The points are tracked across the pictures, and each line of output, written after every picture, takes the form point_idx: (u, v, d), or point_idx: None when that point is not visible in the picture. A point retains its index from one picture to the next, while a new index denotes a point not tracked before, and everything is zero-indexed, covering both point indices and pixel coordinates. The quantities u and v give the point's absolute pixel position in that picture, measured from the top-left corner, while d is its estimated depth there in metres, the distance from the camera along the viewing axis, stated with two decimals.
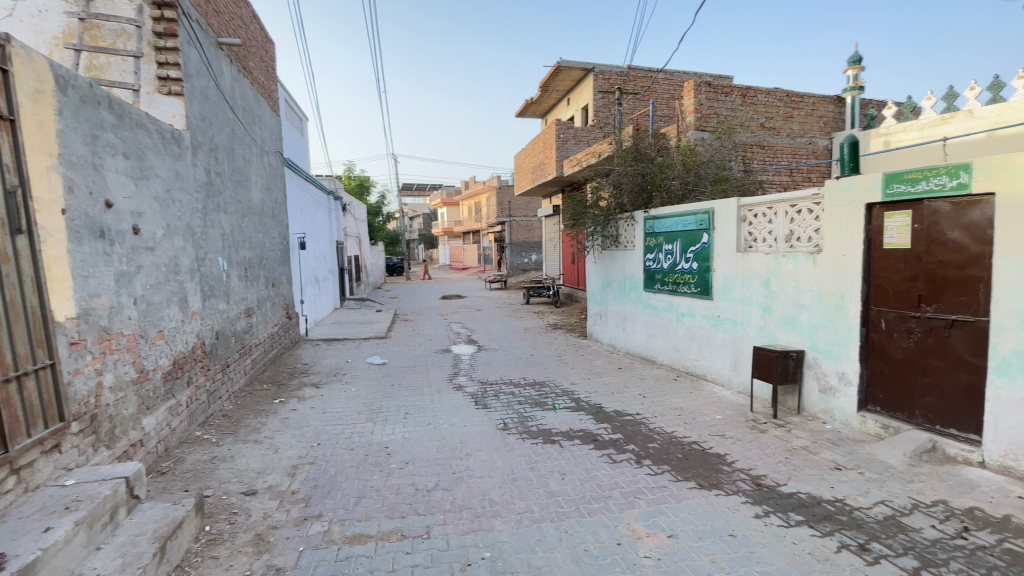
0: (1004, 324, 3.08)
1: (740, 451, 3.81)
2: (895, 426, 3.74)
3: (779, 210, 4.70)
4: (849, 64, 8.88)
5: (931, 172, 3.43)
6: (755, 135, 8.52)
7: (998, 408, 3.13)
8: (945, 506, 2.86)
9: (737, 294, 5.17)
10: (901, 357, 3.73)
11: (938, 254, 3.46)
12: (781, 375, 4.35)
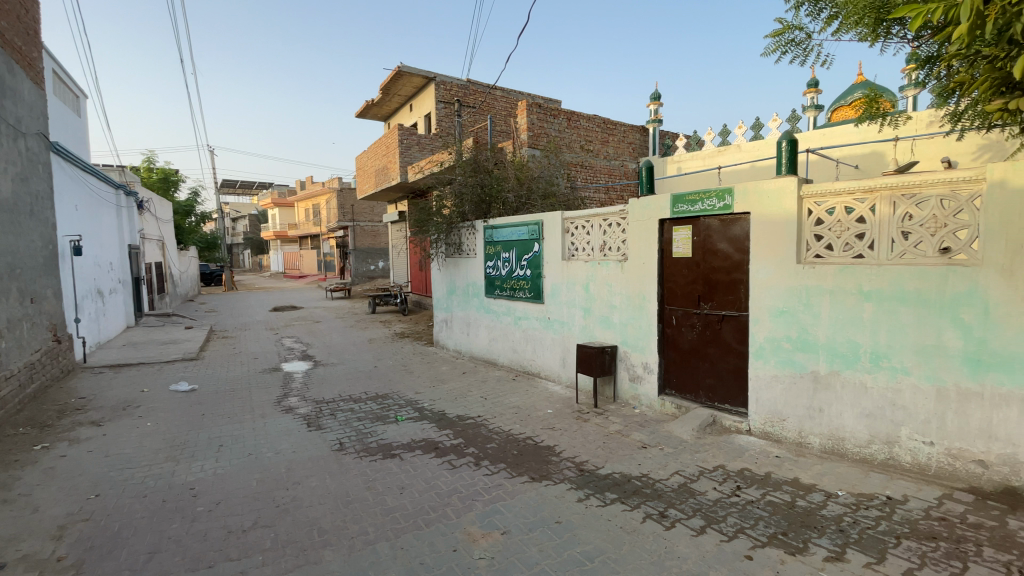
0: (759, 317, 3.88)
1: (567, 441, 4.17)
2: (686, 405, 4.46)
3: (594, 224, 5.28)
4: (651, 100, 10.47)
5: (705, 195, 4.20)
6: (578, 155, 9.48)
7: (758, 384, 3.93)
8: (721, 469, 3.49)
9: (563, 298, 5.66)
10: (689, 347, 4.46)
11: (711, 262, 4.24)
12: (600, 369, 4.88)
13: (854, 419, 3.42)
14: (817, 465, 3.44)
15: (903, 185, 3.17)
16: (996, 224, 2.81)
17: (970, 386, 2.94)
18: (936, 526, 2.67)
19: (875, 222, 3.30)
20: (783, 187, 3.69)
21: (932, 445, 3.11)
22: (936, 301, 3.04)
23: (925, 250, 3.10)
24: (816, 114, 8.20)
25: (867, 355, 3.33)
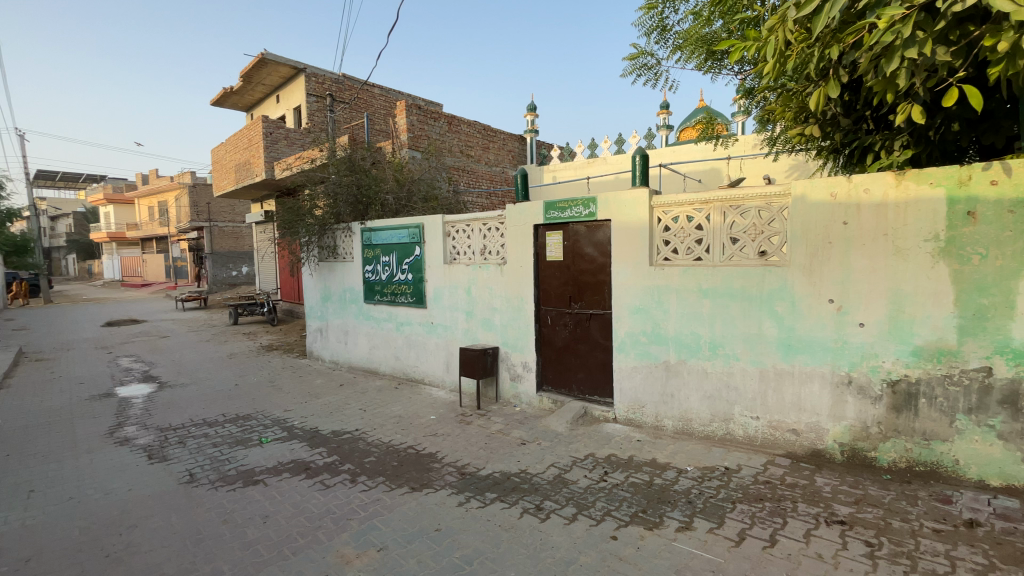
0: (621, 314, 4.24)
1: (449, 446, 4.15)
2: (561, 400, 4.71)
3: (475, 228, 5.34)
4: (527, 110, 10.91)
5: (572, 203, 4.48)
6: (460, 159, 9.51)
7: (621, 375, 4.29)
8: (591, 457, 3.75)
9: (445, 302, 5.63)
10: (563, 345, 4.72)
11: (580, 264, 4.53)
12: (482, 371, 4.94)
13: (699, 402, 3.90)
14: (671, 444, 3.86)
15: (730, 198, 3.68)
16: (798, 232, 3.38)
17: (783, 367, 3.52)
18: (761, 488, 3.14)
19: (710, 229, 3.79)
20: (638, 197, 4.07)
21: (758, 419, 3.65)
22: (756, 297, 3.58)
23: (747, 254, 3.64)
24: (668, 133, 9.20)
25: (706, 345, 3.82)
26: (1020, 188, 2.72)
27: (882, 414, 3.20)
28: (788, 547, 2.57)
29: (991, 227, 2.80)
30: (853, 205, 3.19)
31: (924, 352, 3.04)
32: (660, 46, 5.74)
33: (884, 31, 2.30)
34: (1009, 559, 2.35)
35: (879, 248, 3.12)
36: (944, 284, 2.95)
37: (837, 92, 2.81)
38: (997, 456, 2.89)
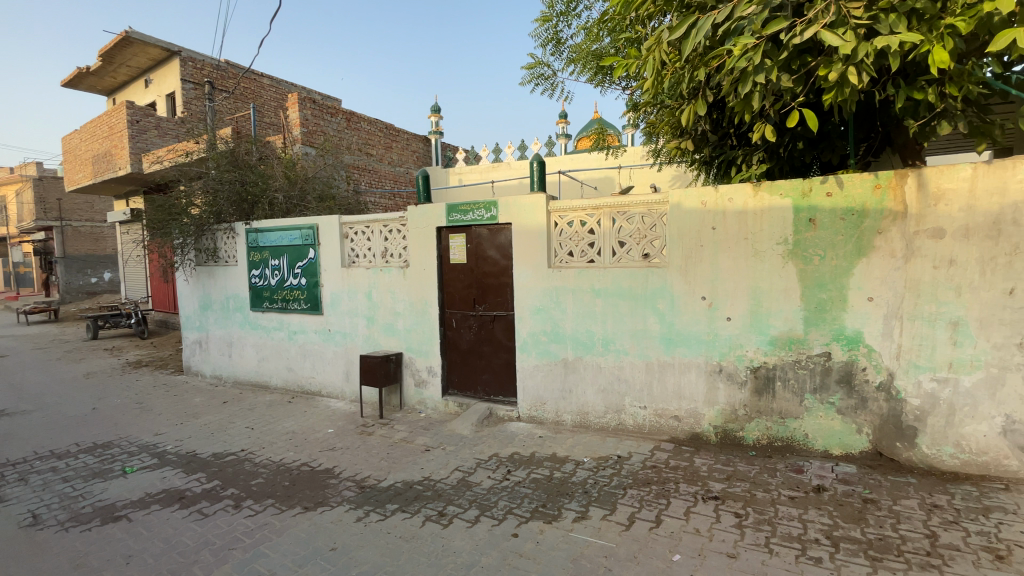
0: (523, 315, 4.34)
1: (348, 459, 3.96)
2: (466, 403, 4.71)
3: (374, 229, 5.16)
4: (431, 111, 10.79)
5: (474, 206, 4.50)
6: (361, 158, 9.12)
7: (523, 374, 4.39)
8: (494, 457, 3.79)
9: (344, 308, 5.37)
10: (467, 347, 4.72)
11: (483, 267, 4.56)
12: (384, 378, 4.79)
13: (594, 395, 4.11)
14: (571, 438, 4.03)
15: (618, 204, 3.93)
16: (676, 236, 3.70)
17: (666, 359, 3.83)
18: (649, 473, 3.39)
19: (601, 233, 4.02)
20: (536, 202, 4.19)
21: (646, 409, 3.93)
22: (642, 295, 3.86)
23: (634, 256, 3.91)
24: (567, 141, 9.62)
25: (600, 341, 4.05)
26: (847, 199, 3.21)
27: (748, 398, 3.60)
28: (671, 525, 2.80)
29: (827, 233, 3.28)
30: (720, 212, 3.56)
31: (779, 341, 3.47)
32: (555, 58, 5.98)
33: (741, 57, 2.59)
34: (845, 516, 2.76)
35: (741, 251, 3.52)
36: (792, 282, 3.40)
37: (706, 110, 3.10)
38: (836, 428, 3.38)
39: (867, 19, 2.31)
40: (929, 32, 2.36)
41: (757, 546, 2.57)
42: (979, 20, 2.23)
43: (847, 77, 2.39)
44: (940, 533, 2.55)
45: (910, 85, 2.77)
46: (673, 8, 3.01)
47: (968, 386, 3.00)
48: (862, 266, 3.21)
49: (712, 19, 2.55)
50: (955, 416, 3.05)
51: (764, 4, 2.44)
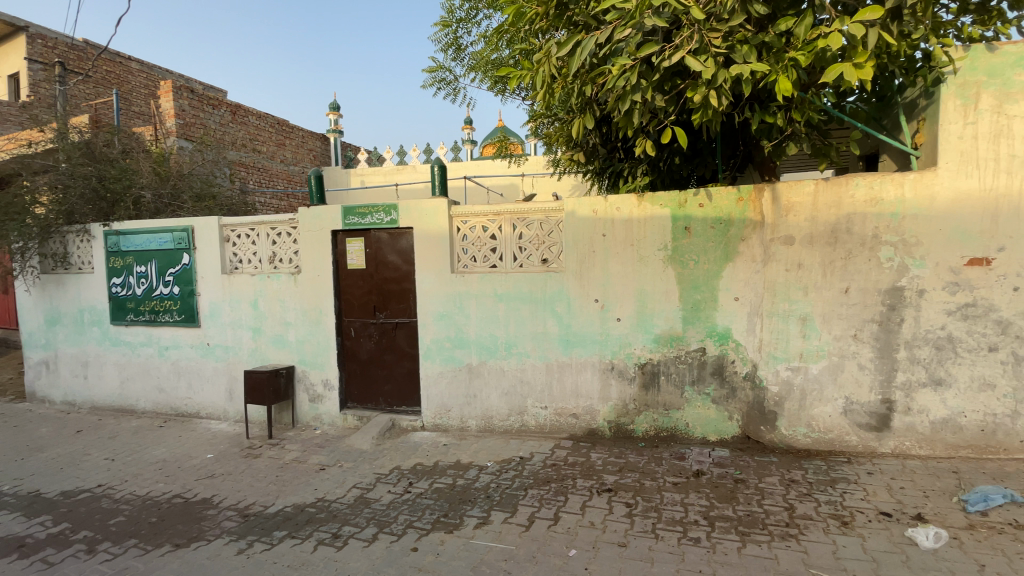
0: (426, 321, 4.25)
1: (230, 486, 3.61)
2: (366, 415, 4.52)
3: (260, 232, 4.77)
4: (329, 109, 10.25)
5: (372, 209, 4.33)
6: (249, 155, 8.43)
7: (427, 382, 4.30)
8: (396, 470, 3.67)
9: (226, 319, 4.90)
10: (367, 357, 4.53)
11: (383, 273, 4.41)
12: (274, 395, 4.44)
13: (498, 399, 4.14)
14: (475, 443, 4.02)
15: (517, 210, 4.01)
16: (571, 242, 3.86)
17: (564, 359, 3.96)
18: (549, 471, 3.48)
19: (502, 239, 4.07)
20: (437, 206, 4.14)
21: (547, 409, 4.04)
22: (541, 299, 3.97)
23: (533, 261, 4.01)
24: (472, 147, 9.66)
25: (502, 345, 4.09)
26: (717, 210, 3.55)
27: (637, 393, 3.84)
28: (568, 521, 2.89)
29: (701, 239, 3.60)
30: (610, 219, 3.76)
31: (662, 339, 3.75)
32: (456, 63, 5.98)
33: (620, 75, 2.77)
34: (720, 497, 3.04)
35: (629, 256, 3.75)
36: (672, 284, 3.69)
37: (593, 123, 3.28)
38: (711, 416, 3.72)
39: (725, 49, 2.58)
40: (776, 63, 2.67)
41: (645, 533, 2.74)
42: (814, 56, 2.57)
43: (710, 100, 2.65)
44: (796, 504, 2.90)
45: (764, 109, 3.14)
46: (560, 25, 3.14)
47: (816, 373, 3.45)
48: (730, 270, 3.58)
49: (594, 38, 2.71)
50: (806, 399, 3.48)
51: (638, 28, 2.64)
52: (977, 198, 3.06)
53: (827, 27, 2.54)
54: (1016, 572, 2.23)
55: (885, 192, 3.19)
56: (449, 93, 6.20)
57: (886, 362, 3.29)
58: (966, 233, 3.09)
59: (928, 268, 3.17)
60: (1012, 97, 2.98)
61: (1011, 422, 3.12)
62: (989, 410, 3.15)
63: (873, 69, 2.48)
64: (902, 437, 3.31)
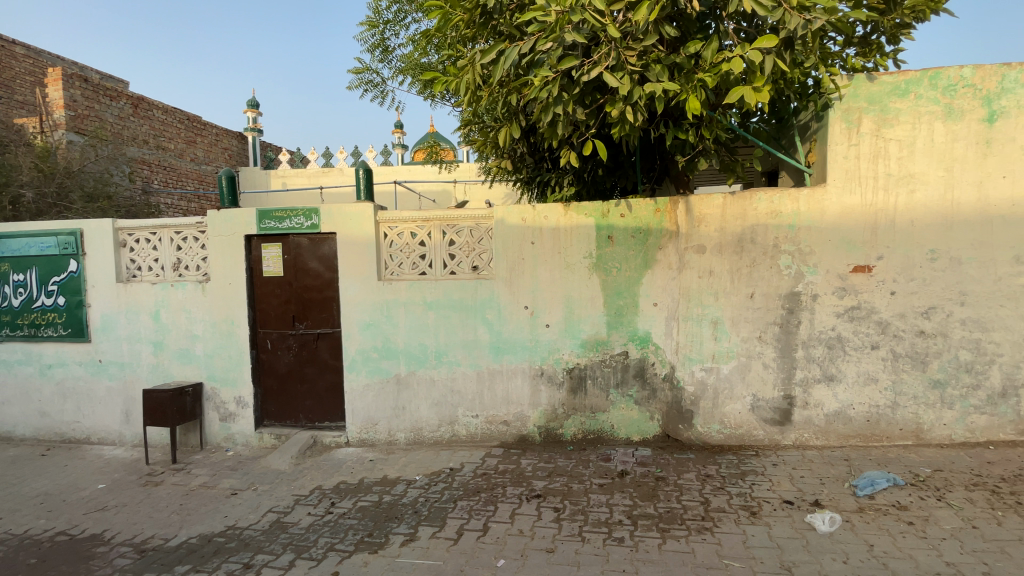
0: (350, 331, 4.08)
1: (125, 518, 3.25)
2: (285, 433, 4.25)
3: (163, 237, 4.37)
4: (248, 106, 9.65)
5: (291, 213, 4.09)
6: (153, 151, 7.62)
7: (352, 395, 4.12)
8: (317, 491, 3.47)
9: (122, 332, 4.43)
10: (285, 371, 4.27)
11: (303, 280, 4.18)
12: (178, 415, 4.07)
13: (427, 410, 4.05)
14: (403, 457, 3.90)
15: (446, 217, 3.96)
16: (500, 249, 3.86)
17: (495, 366, 3.96)
18: (479, 481, 3.44)
19: (431, 246, 4.00)
20: (362, 211, 3.98)
21: (477, 418, 4.01)
22: (472, 306, 3.94)
23: (463, 268, 3.97)
24: (402, 151, 9.47)
25: (432, 354, 4.01)
26: (637, 220, 3.71)
27: (565, 397, 3.91)
28: (497, 531, 2.87)
29: (623, 248, 3.75)
30: (537, 228, 3.82)
31: (588, 344, 3.85)
32: (383, 65, 5.83)
33: (543, 87, 2.84)
34: (642, 495, 3.15)
35: (556, 263, 3.83)
36: (597, 290, 3.81)
37: (520, 133, 3.34)
38: (634, 417, 3.86)
39: (640, 67, 2.72)
40: (686, 83, 2.84)
41: (572, 537, 2.78)
42: (720, 78, 2.76)
43: (626, 115, 2.79)
44: (711, 498, 3.07)
45: (678, 126, 3.33)
46: (486, 33, 3.17)
47: (727, 373, 3.68)
48: (650, 276, 3.75)
49: (517, 49, 2.76)
50: (718, 397, 3.71)
51: (559, 42, 2.71)
52: (859, 212, 3.42)
53: (730, 51, 2.74)
54: (895, 548, 2.49)
55: (783, 206, 3.49)
56: (377, 96, 6.04)
57: (787, 360, 3.58)
58: (852, 243, 3.44)
59: (820, 274, 3.49)
60: (888, 122, 3.35)
61: (890, 411, 3.50)
62: (872, 402, 3.52)
63: (769, 93, 2.70)
64: (802, 429, 3.61)
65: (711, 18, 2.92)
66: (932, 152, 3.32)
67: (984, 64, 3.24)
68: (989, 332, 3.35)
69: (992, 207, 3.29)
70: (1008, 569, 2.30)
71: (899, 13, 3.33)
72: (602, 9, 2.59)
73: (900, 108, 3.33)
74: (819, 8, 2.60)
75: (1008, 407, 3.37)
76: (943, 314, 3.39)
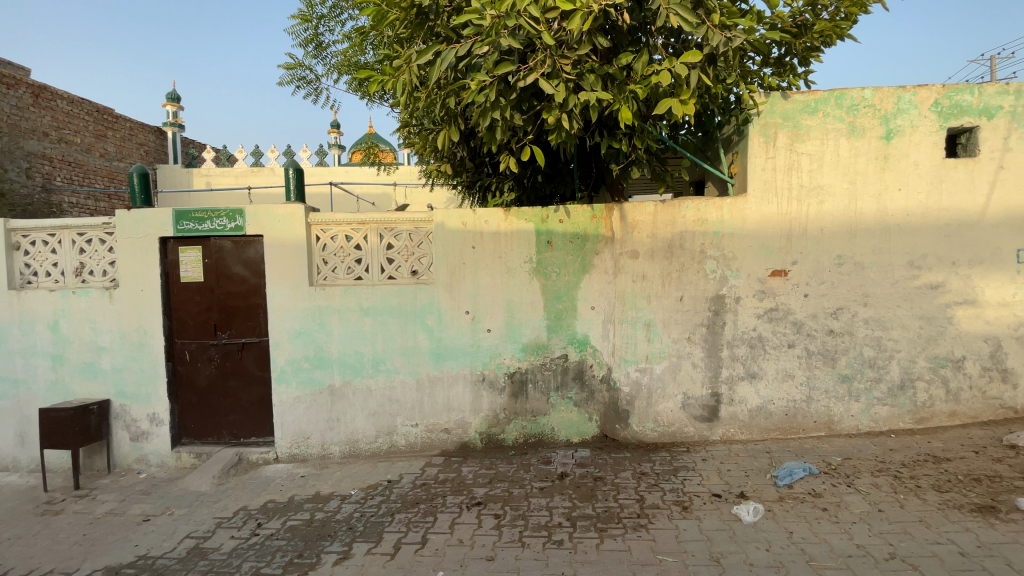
0: (279, 340, 3.86)
1: (13, 555, 2.88)
2: (207, 451, 3.95)
3: (63, 239, 3.94)
4: (167, 99, 8.95)
5: (213, 214, 3.82)
6: (55, 145, 6.84)
7: (281, 408, 3.90)
8: (241, 512, 3.25)
9: (13, 346, 3.94)
10: (207, 384, 3.98)
11: (226, 286, 3.91)
12: (81, 436, 3.68)
13: (364, 420, 3.91)
14: (337, 471, 3.74)
15: (383, 220, 3.84)
16: (440, 253, 3.80)
17: (435, 373, 3.88)
18: (418, 492, 3.36)
19: (367, 250, 3.86)
20: (292, 213, 3.78)
21: (417, 426, 3.91)
22: (411, 312, 3.84)
23: (402, 273, 3.87)
24: (339, 152, 9.16)
25: (369, 362, 3.87)
26: (575, 226, 3.78)
27: (506, 402, 3.91)
28: (436, 542, 2.81)
29: (561, 253, 3.80)
30: (478, 232, 3.79)
31: (529, 348, 3.87)
32: (317, 62, 5.61)
33: (480, 90, 2.83)
34: (581, 497, 3.20)
35: (497, 267, 3.82)
36: (537, 295, 3.84)
37: (458, 136, 3.31)
38: (574, 419, 3.92)
39: (575, 75, 2.77)
40: (619, 94, 2.93)
41: (512, 543, 2.76)
42: (650, 89, 2.87)
43: (562, 122, 2.84)
44: (646, 495, 3.17)
45: (612, 135, 3.44)
46: (423, 34, 3.13)
47: (659, 373, 3.83)
48: (587, 281, 3.83)
49: (453, 51, 2.74)
50: (652, 397, 3.85)
51: (495, 46, 2.72)
52: (776, 220, 3.66)
53: (659, 65, 2.86)
54: (812, 534, 2.68)
55: (709, 213, 3.68)
56: (311, 94, 5.80)
57: (714, 360, 3.78)
58: (770, 249, 3.68)
59: (742, 278, 3.71)
60: (800, 137, 3.62)
61: (806, 405, 3.77)
62: (790, 397, 3.77)
63: (695, 106, 2.84)
64: (728, 425, 3.81)
65: (642, 32, 3.04)
66: (838, 166, 3.62)
67: (882, 87, 3.58)
68: (888, 330, 3.69)
69: (888, 217, 3.63)
70: (909, 547, 2.52)
71: (809, 37, 3.61)
72: (537, 16, 2.62)
73: (811, 125, 3.61)
74: (739, 28, 2.76)
75: (904, 398, 3.73)
76: (849, 314, 3.70)
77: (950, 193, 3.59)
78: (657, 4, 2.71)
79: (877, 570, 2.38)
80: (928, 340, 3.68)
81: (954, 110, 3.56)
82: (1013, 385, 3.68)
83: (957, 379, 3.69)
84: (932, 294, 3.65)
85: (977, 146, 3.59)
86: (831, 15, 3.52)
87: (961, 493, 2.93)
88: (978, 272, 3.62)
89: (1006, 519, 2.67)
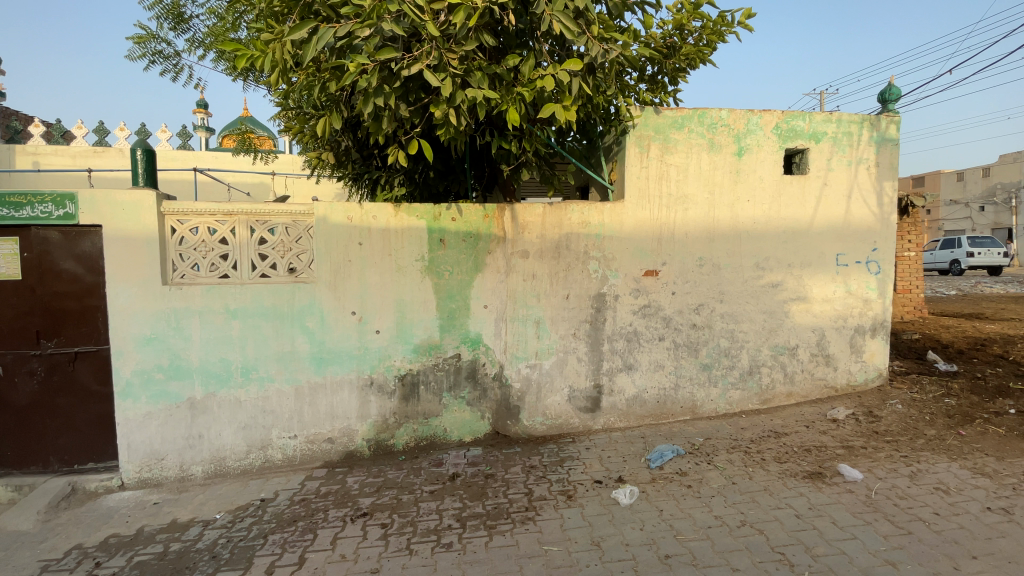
0: (124, 349, 3.34)
1: None
2: (29, 482, 3.31)
3: None
4: None
5: (35, 198, 3.19)
6: None
7: (128, 427, 3.39)
8: (75, 551, 2.76)
9: None
10: (27, 404, 3.33)
11: (52, 286, 3.28)
12: None
13: (232, 435, 3.54)
14: (200, 494, 3.34)
15: (255, 212, 3.48)
16: (322, 250, 3.56)
17: (316, 380, 3.63)
18: (296, 509, 3.11)
19: (235, 244, 3.47)
20: (140, 200, 3.28)
21: (296, 438, 3.63)
22: (288, 314, 3.55)
23: (277, 271, 3.54)
24: (207, 135, 8.21)
25: (238, 370, 3.51)
26: (467, 225, 3.77)
27: (396, 405, 3.78)
28: (316, 560, 2.62)
29: (454, 251, 3.77)
30: (365, 228, 3.61)
31: (421, 348, 3.78)
32: (178, 34, 4.97)
33: (361, 75, 2.70)
34: (471, 496, 3.20)
35: (386, 266, 3.67)
36: (429, 294, 3.76)
37: (340, 124, 3.11)
38: (466, 418, 3.91)
39: (462, 71, 2.76)
40: (507, 94, 2.98)
41: (399, 551, 2.67)
42: (536, 93, 2.96)
43: (449, 117, 2.81)
44: (534, 488, 3.26)
45: (502, 136, 3.48)
46: (298, 11, 2.90)
47: (547, 368, 3.96)
48: (479, 280, 3.83)
49: (331, 31, 2.57)
50: (541, 392, 3.97)
51: (377, 31, 2.60)
52: (649, 224, 3.98)
53: (545, 70, 2.95)
54: (678, 510, 2.95)
55: (591, 217, 3.89)
56: (169, 70, 5.11)
57: (596, 354, 4.00)
58: (643, 251, 3.99)
59: (620, 277, 3.97)
60: (670, 150, 3.97)
61: (674, 391, 4.15)
62: (661, 385, 4.12)
63: (577, 112, 2.98)
64: (609, 414, 4.06)
65: (529, 37, 3.11)
66: (700, 178, 4.03)
67: (735, 109, 4.04)
68: (740, 323, 4.20)
69: (740, 224, 4.12)
70: (756, 513, 2.88)
71: (677, 58, 3.96)
72: (422, 5, 2.56)
73: (678, 139, 3.97)
74: (616, 42, 2.94)
75: (752, 382, 4.27)
76: (708, 309, 4.14)
77: (787, 205, 4.17)
78: (542, 9, 2.77)
79: (730, 537, 2.68)
80: (770, 331, 4.25)
81: (790, 133, 4.13)
82: (833, 368, 4.38)
83: (792, 364, 4.31)
84: (773, 292, 4.22)
85: (807, 165, 4.21)
86: (695, 40, 3.88)
87: (796, 462, 3.43)
88: (807, 273, 4.26)
89: (829, 482, 3.17)
